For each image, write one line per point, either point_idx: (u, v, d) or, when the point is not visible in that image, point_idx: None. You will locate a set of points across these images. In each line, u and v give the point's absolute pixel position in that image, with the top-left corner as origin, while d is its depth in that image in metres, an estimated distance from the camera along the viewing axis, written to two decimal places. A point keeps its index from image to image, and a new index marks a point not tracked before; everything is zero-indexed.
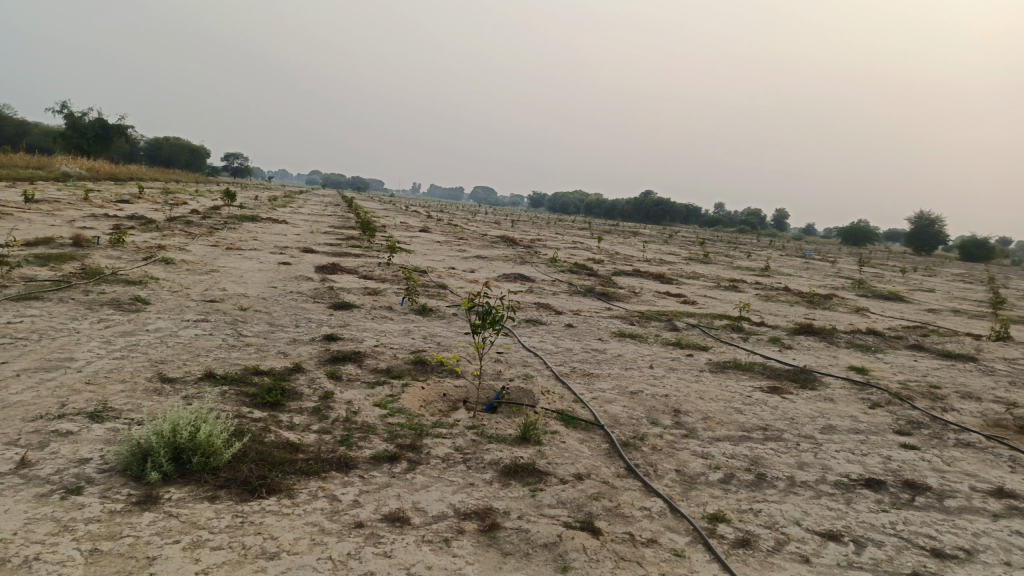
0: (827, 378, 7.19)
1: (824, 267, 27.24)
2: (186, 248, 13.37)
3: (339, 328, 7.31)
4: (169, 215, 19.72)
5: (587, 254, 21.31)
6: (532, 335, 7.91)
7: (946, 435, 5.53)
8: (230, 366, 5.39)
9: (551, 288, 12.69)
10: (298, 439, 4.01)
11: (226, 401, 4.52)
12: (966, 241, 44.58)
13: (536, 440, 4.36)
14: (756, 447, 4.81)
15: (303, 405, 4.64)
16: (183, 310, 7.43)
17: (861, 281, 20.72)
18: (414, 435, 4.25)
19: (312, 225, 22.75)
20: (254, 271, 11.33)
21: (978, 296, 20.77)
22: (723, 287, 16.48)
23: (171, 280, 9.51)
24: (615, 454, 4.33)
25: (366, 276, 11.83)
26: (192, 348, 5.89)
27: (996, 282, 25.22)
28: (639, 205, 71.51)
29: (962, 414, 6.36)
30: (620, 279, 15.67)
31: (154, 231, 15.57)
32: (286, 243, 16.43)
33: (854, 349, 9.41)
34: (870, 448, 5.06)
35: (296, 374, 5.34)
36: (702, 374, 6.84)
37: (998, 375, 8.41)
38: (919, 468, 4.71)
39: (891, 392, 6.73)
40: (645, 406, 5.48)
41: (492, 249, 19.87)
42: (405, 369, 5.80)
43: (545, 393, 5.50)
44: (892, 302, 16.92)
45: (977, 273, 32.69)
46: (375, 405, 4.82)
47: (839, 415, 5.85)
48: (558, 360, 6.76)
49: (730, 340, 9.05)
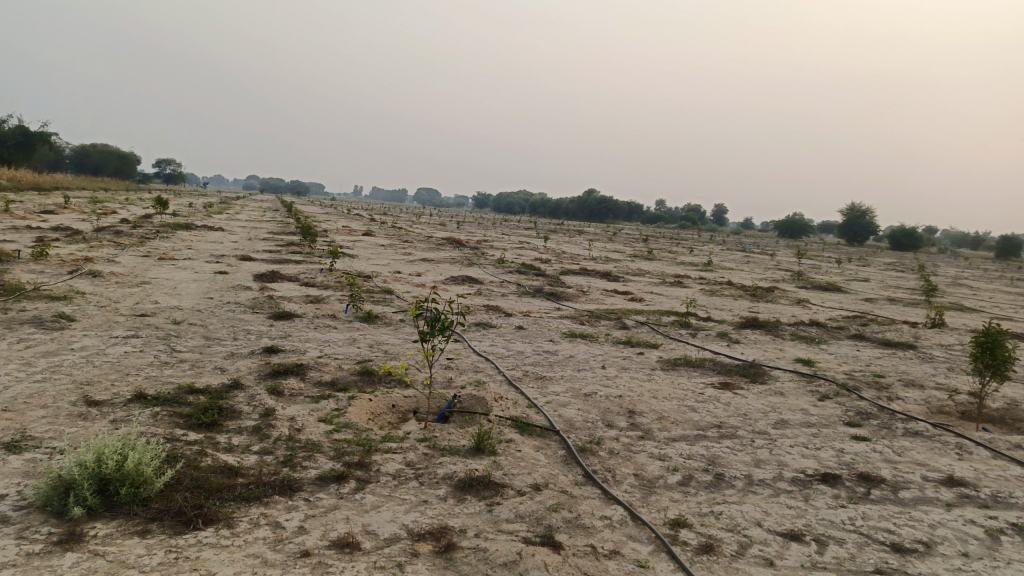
0: (775, 372, 7.25)
1: (764, 260, 27.84)
2: (116, 260, 12.75)
3: (280, 339, 7.01)
4: (97, 225, 18.85)
5: (533, 254, 21.24)
6: (482, 339, 7.75)
7: (894, 425, 5.61)
8: (163, 386, 5.07)
9: (499, 289, 12.55)
10: (237, 462, 3.76)
11: (158, 425, 4.23)
12: (895, 231, 46.22)
13: (490, 450, 4.20)
14: (712, 446, 4.77)
15: (242, 425, 4.38)
16: (111, 325, 7.02)
17: (800, 273, 21.20)
18: (362, 451, 4.05)
19: (250, 232, 22.09)
20: (189, 281, 10.86)
21: (909, 284, 21.50)
22: (668, 283, 16.61)
23: (99, 294, 9.02)
24: (572, 461, 4.20)
25: (308, 284, 11.47)
26: (121, 367, 5.53)
27: (925, 270, 26.20)
28: (582, 203, 71.93)
29: (907, 403, 6.47)
30: (567, 278, 15.63)
31: (80, 243, 14.82)
32: (223, 251, 15.86)
33: (799, 341, 9.54)
34: (823, 442, 5.07)
35: (234, 391, 5.05)
36: (654, 373, 6.80)
37: (937, 362, 8.64)
38: (871, 460, 4.73)
39: (838, 383, 6.81)
40: (599, 409, 5.38)
41: (437, 251, 19.63)
42: (351, 381, 5.57)
43: (497, 399, 5.34)
44: (831, 293, 17.33)
45: (907, 262, 33.93)
46: (320, 421, 4.59)
47: (790, 409, 5.86)
48: (510, 364, 6.61)
49: (679, 336, 9.06)
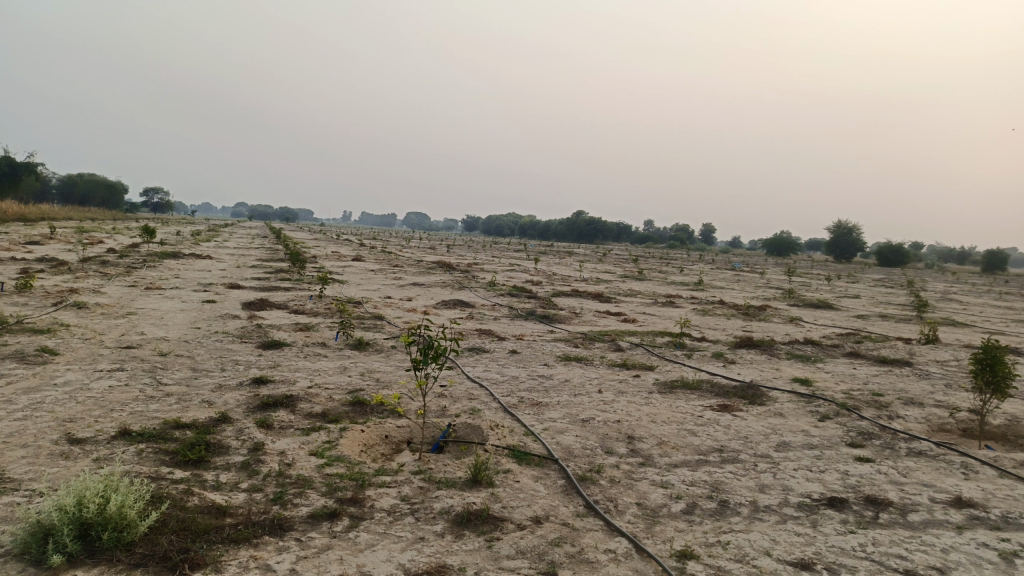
0: (773, 392, 7.16)
1: (753, 278, 27.87)
2: (101, 291, 12.57)
3: (269, 370, 6.86)
4: (83, 255, 18.65)
5: (524, 277, 21.16)
6: (476, 364, 7.63)
7: (897, 445, 5.51)
8: (148, 421, 4.91)
9: (491, 313, 12.45)
10: (226, 501, 3.61)
11: (142, 463, 4.08)
12: (883, 247, 46.51)
13: (488, 481, 4.08)
14: (714, 471, 4.65)
15: (230, 461, 4.23)
16: (95, 359, 6.85)
17: (791, 290, 21.20)
18: (355, 486, 3.91)
19: (239, 259, 21.94)
20: (176, 311, 10.69)
21: (900, 300, 21.53)
22: (660, 303, 16.55)
23: (84, 326, 8.85)
24: (572, 490, 4.08)
25: (298, 311, 11.32)
26: (105, 402, 5.37)
27: (914, 286, 26.28)
28: (571, 224, 72.14)
29: (908, 421, 6.38)
30: (559, 300, 15.54)
31: (65, 274, 14.63)
32: (211, 280, 15.68)
33: (795, 360, 9.46)
34: (827, 464, 4.96)
35: (222, 426, 4.90)
36: (651, 396, 6.68)
37: (934, 378, 8.57)
38: (877, 483, 4.63)
39: (838, 403, 6.72)
40: (597, 435, 5.26)
41: (428, 276, 19.48)
42: (343, 412, 5.43)
43: (493, 427, 5.22)
44: (823, 310, 17.31)
45: (895, 278, 34.08)
46: (311, 454, 4.45)
47: (791, 430, 5.76)
48: (504, 390, 6.49)
49: (675, 358, 8.96)
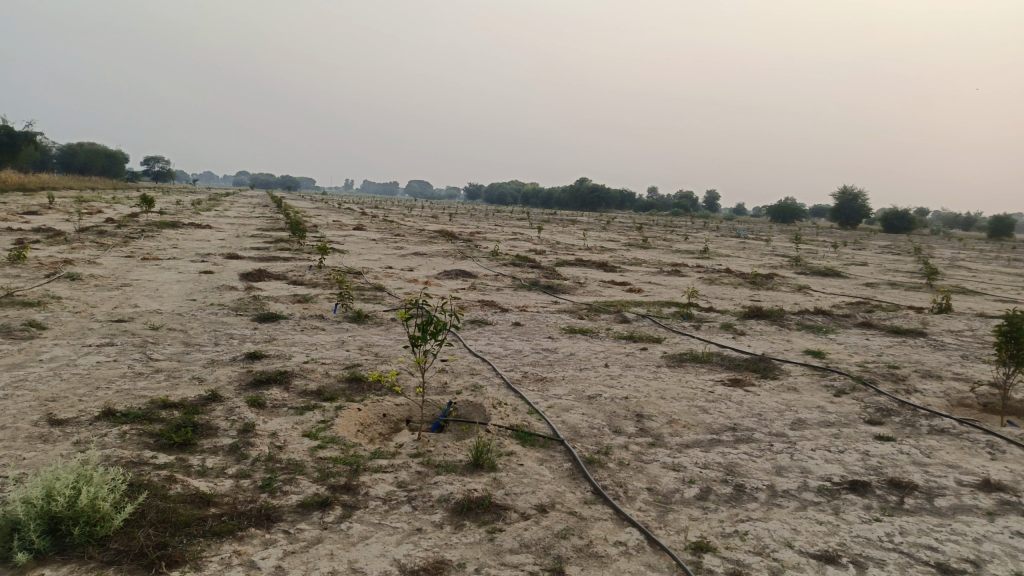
0: (786, 365, 6.91)
1: (758, 246, 27.50)
2: (97, 262, 12.31)
3: (264, 344, 6.62)
4: (79, 225, 18.35)
5: (528, 246, 20.85)
6: (478, 337, 7.39)
7: (918, 422, 5.28)
8: (134, 401, 4.68)
9: (494, 283, 12.18)
10: (210, 489, 3.39)
11: (125, 447, 3.85)
12: (889, 214, 45.99)
13: (491, 465, 3.85)
14: (728, 453, 4.42)
15: (218, 443, 4.01)
16: (84, 333, 6.62)
17: (798, 258, 20.86)
18: (349, 472, 3.68)
19: (238, 229, 21.67)
20: (171, 283, 10.45)
21: (909, 267, 21.17)
22: (665, 272, 16.25)
23: (76, 298, 8.61)
24: (579, 475, 3.86)
25: (296, 283, 11.06)
26: (90, 380, 5.14)
27: (923, 253, 25.95)
28: (575, 192, 71.49)
29: (926, 396, 6.15)
30: (563, 270, 15.25)
31: (61, 244, 14.37)
32: (209, 250, 15.40)
33: (806, 331, 9.20)
34: (845, 444, 4.73)
35: (211, 405, 4.67)
36: (660, 370, 6.44)
37: (951, 350, 8.31)
38: (900, 464, 4.40)
39: (853, 377, 6.47)
40: (605, 413, 5.02)
41: (430, 245, 19.17)
42: (339, 389, 5.20)
43: (496, 406, 4.97)
44: (831, 278, 16.99)
45: (901, 244, 33.74)
46: (304, 436, 4.22)
47: (806, 407, 5.52)
48: (508, 365, 6.24)
49: (683, 330, 8.70)
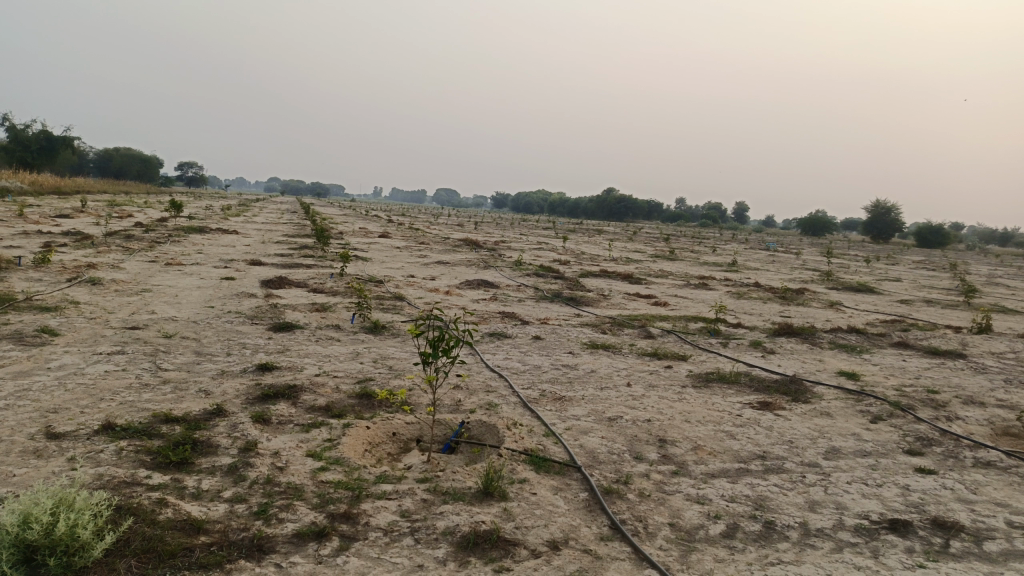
0: (818, 388, 6.59)
1: (788, 259, 26.99)
2: (120, 266, 12.30)
3: (276, 355, 6.46)
4: (107, 229, 18.45)
5: (552, 255, 20.63)
6: (496, 352, 7.17)
7: (962, 454, 4.93)
8: (136, 414, 4.52)
9: (516, 294, 11.97)
10: (203, 514, 3.20)
11: (120, 465, 3.68)
12: (923, 228, 45.02)
13: (501, 494, 3.61)
14: (757, 484, 4.13)
15: (216, 463, 3.82)
16: (96, 341, 6.51)
17: (829, 273, 20.33)
18: (350, 498, 3.47)
19: (264, 235, 21.76)
20: (191, 289, 10.38)
21: (946, 284, 20.54)
22: (692, 285, 15.87)
23: (94, 304, 8.56)
24: (596, 507, 3.61)
25: (316, 290, 10.94)
26: (95, 391, 5.00)
27: (959, 269, 25.27)
28: (602, 203, 71.19)
29: (969, 424, 5.79)
30: (588, 281, 14.98)
31: (88, 248, 14.45)
32: (233, 256, 15.38)
33: (839, 350, 8.83)
34: (884, 477, 4.41)
35: (214, 420, 4.50)
36: (685, 391, 6.15)
37: (993, 373, 7.91)
38: (943, 501, 4.07)
39: (891, 402, 6.12)
40: (625, 437, 4.76)
41: (453, 254, 18.98)
42: (348, 405, 5.01)
43: (511, 426, 4.74)
44: (864, 294, 16.54)
45: (937, 260, 33.01)
46: (307, 456, 4.02)
47: (841, 434, 5.21)
48: (525, 383, 6.00)
49: (709, 347, 8.39)
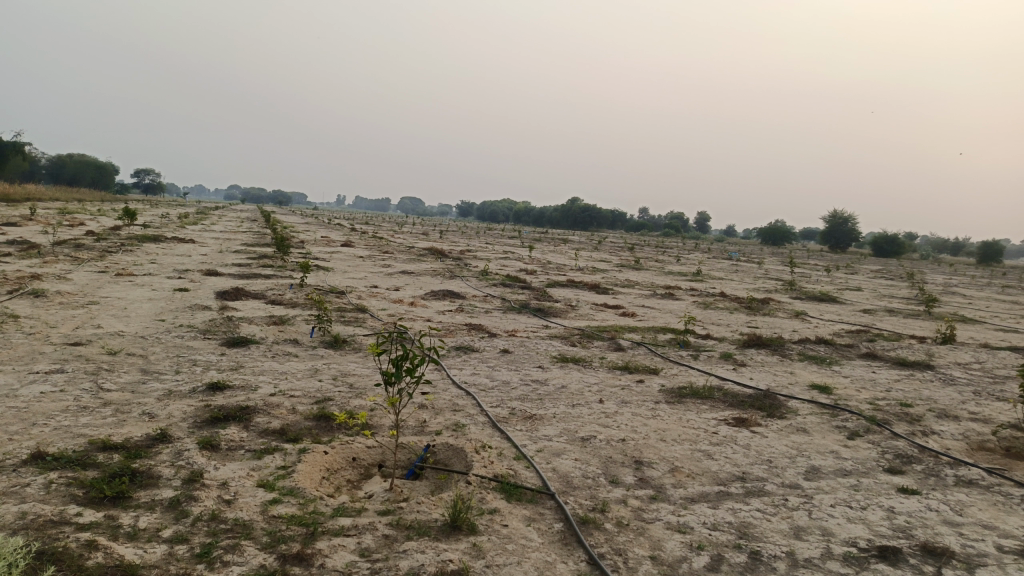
0: (792, 402, 6.45)
1: (750, 269, 27.21)
2: (66, 277, 11.73)
3: (229, 372, 6.10)
4: (56, 238, 17.71)
5: (518, 265, 20.42)
6: (463, 367, 6.89)
7: (943, 472, 4.80)
8: (70, 442, 4.14)
9: (482, 305, 11.72)
10: (138, 559, 2.87)
11: (48, 501, 3.32)
12: (879, 238, 46.01)
13: (470, 527, 3.34)
14: (739, 509, 3.93)
15: (157, 497, 3.48)
16: (33, 359, 6.07)
17: (792, 282, 20.49)
18: (305, 536, 3.17)
19: (223, 244, 21.15)
20: (141, 301, 9.90)
21: (905, 293, 20.84)
22: (659, 295, 15.78)
23: (36, 318, 8.07)
24: (572, 539, 3.36)
25: (274, 302, 10.53)
26: (27, 414, 4.60)
27: (917, 279, 25.75)
28: (566, 212, 71.43)
29: (944, 439, 5.69)
30: (554, 292, 14.77)
31: (33, 257, 13.79)
32: (188, 266, 14.84)
33: (809, 362, 8.74)
34: (867, 498, 4.25)
35: (157, 447, 4.15)
36: (658, 408, 5.94)
37: (962, 385, 7.88)
38: (930, 524, 3.91)
39: (866, 417, 5.99)
40: (600, 459, 4.53)
41: (417, 264, 18.62)
42: (305, 428, 4.69)
43: (479, 449, 4.47)
44: (827, 304, 16.65)
45: (894, 269, 33.60)
46: (259, 487, 3.71)
47: (819, 452, 5.05)
48: (494, 400, 5.74)
49: (680, 360, 8.22)
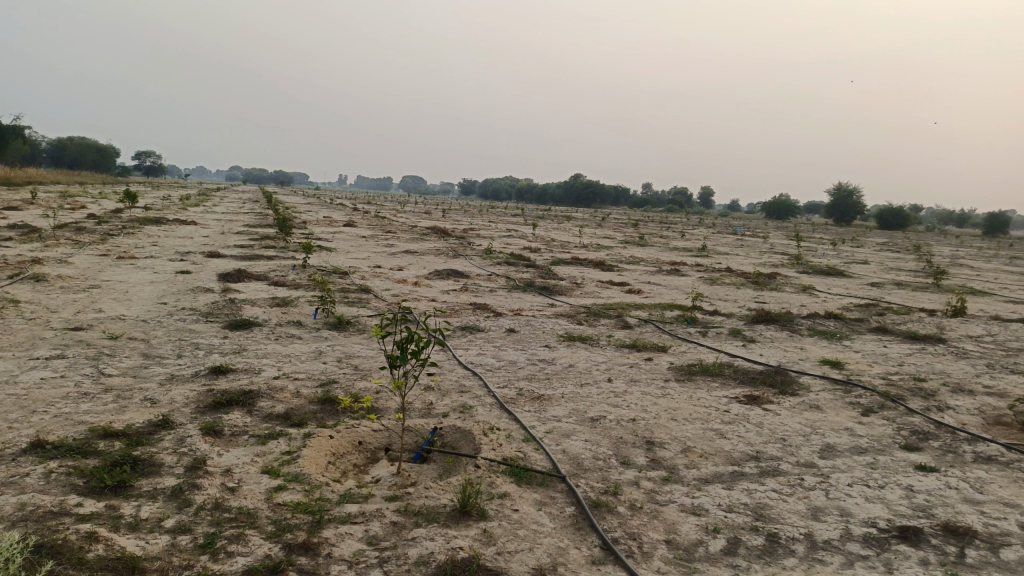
0: (804, 378, 6.35)
1: (756, 244, 26.99)
2: (68, 261, 11.64)
3: (232, 356, 6.01)
4: (58, 221, 17.59)
5: (522, 243, 20.28)
6: (469, 347, 6.80)
7: (960, 449, 4.70)
8: (71, 429, 4.06)
9: (487, 284, 11.60)
10: (139, 551, 2.79)
11: (47, 492, 3.24)
12: (885, 211, 45.68)
13: (480, 512, 3.26)
14: (754, 490, 3.84)
15: (160, 486, 3.40)
16: (34, 345, 5.98)
17: (798, 256, 20.34)
18: (311, 525, 3.09)
19: (226, 225, 21.03)
20: (143, 285, 9.81)
21: (912, 266, 20.69)
22: (664, 271, 15.65)
23: (37, 302, 7.99)
24: (585, 524, 3.27)
25: (277, 284, 10.44)
26: (28, 402, 4.52)
27: (925, 251, 25.55)
28: (569, 188, 71.06)
29: (960, 414, 5.58)
30: (559, 269, 14.65)
31: (34, 241, 13.69)
32: (190, 248, 14.73)
33: (819, 337, 8.64)
34: (885, 477, 4.15)
35: (160, 434, 4.07)
36: (668, 386, 5.84)
37: (975, 358, 7.77)
38: (950, 503, 3.82)
39: (880, 393, 5.89)
40: (610, 440, 4.44)
41: (420, 243, 18.52)
42: (310, 412, 4.61)
43: (487, 432, 4.38)
44: (835, 278, 16.50)
45: (900, 241, 33.33)
46: (264, 473, 3.63)
47: (834, 430, 4.95)
48: (501, 380, 5.65)
49: (689, 336, 8.13)
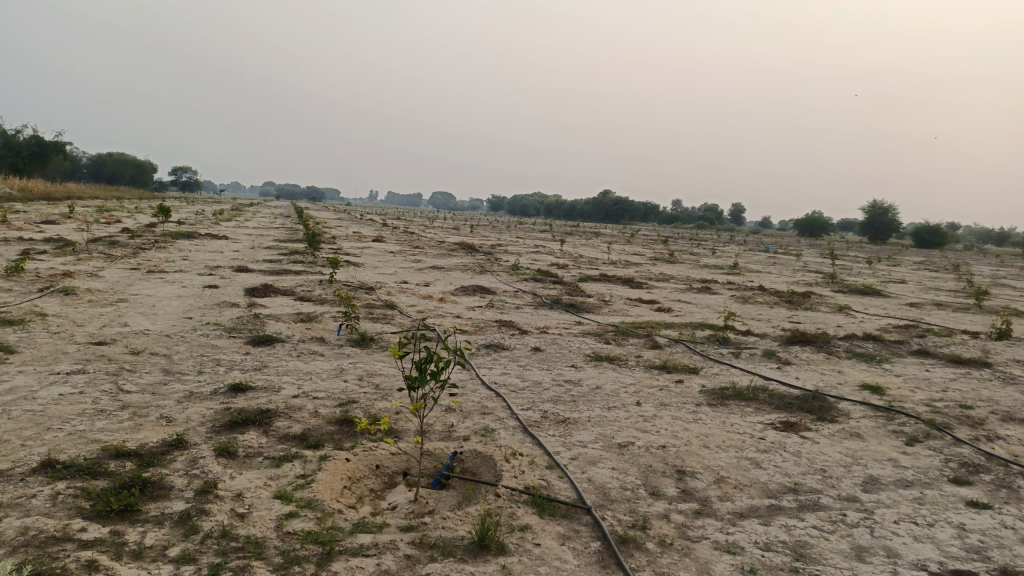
0: (843, 404, 6.06)
1: (790, 261, 26.51)
2: (98, 275, 11.72)
3: (252, 373, 5.90)
4: (93, 235, 17.86)
5: (550, 259, 20.12)
6: (494, 366, 6.62)
7: (1015, 483, 4.40)
8: (83, 448, 3.96)
9: (513, 300, 11.43)
10: None
11: (52, 515, 3.13)
12: (921, 229, 44.71)
13: (499, 547, 3.07)
14: (793, 526, 3.60)
15: (167, 510, 3.27)
16: (56, 359, 5.94)
17: (833, 275, 19.88)
18: (320, 557, 2.93)
19: (255, 240, 21.20)
20: (169, 299, 9.81)
21: (951, 285, 20.10)
22: (694, 289, 15.35)
23: (64, 316, 8.00)
24: (611, 561, 3.07)
25: (303, 299, 10.38)
26: (44, 418, 4.44)
27: (964, 270, 24.86)
28: (598, 205, 70.82)
29: (1012, 444, 5.26)
30: (587, 286, 14.44)
31: (68, 255, 13.85)
32: (220, 263, 14.81)
33: (857, 360, 8.30)
34: (934, 513, 3.88)
35: (172, 455, 3.95)
36: (699, 411, 5.60)
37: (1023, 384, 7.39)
38: (1007, 544, 3.53)
39: (925, 421, 5.58)
40: (638, 468, 4.22)
41: (448, 258, 18.44)
42: (327, 434, 4.46)
43: (510, 457, 4.19)
44: (871, 297, 16.06)
45: (938, 260, 32.45)
46: (276, 498, 3.49)
47: (877, 460, 4.67)
48: (525, 402, 5.46)
49: (720, 357, 7.87)
